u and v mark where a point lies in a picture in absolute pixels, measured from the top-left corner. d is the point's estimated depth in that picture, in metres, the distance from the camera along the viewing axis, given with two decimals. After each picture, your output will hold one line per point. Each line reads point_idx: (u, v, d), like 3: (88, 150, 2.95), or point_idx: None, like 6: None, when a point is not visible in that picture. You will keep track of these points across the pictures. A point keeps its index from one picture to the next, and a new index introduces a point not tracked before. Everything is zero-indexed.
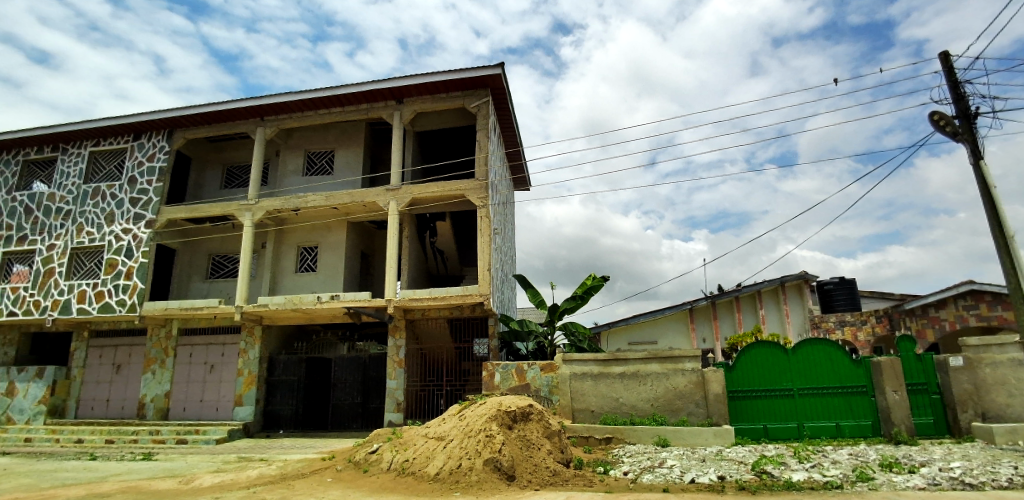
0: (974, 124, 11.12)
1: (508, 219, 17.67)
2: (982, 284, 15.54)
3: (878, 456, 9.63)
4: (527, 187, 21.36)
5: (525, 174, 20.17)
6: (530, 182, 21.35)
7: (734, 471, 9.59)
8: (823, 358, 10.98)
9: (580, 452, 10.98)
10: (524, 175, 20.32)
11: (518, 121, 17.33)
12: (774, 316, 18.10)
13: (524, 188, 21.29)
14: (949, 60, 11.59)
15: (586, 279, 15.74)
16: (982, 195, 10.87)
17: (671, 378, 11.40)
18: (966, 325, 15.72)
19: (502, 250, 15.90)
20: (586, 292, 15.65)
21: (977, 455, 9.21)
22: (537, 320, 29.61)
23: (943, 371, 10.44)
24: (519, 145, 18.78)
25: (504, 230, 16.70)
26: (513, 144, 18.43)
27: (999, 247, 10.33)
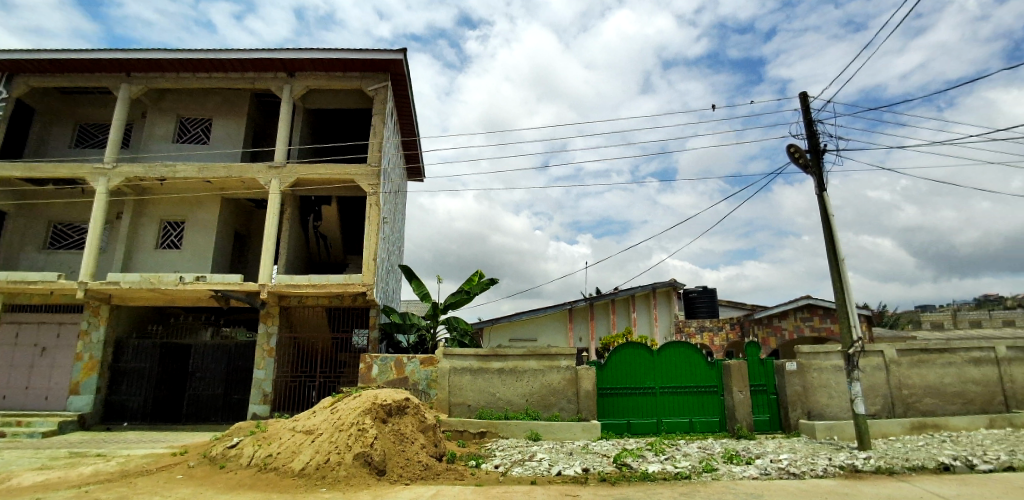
0: (821, 159, 12.57)
1: (399, 209, 17.26)
2: (817, 299, 17.68)
3: (722, 449, 10.70)
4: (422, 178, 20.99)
5: (421, 164, 19.80)
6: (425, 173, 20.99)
7: (599, 463, 10.30)
8: (682, 359, 11.90)
9: (453, 446, 11.06)
10: (420, 165, 19.96)
11: (417, 110, 17.03)
12: (644, 319, 19.36)
13: (418, 179, 20.89)
14: (807, 100, 13.00)
15: (473, 276, 15.78)
16: (822, 221, 12.30)
17: (546, 374, 11.77)
18: (801, 334, 17.84)
19: (390, 239, 15.44)
20: (471, 288, 15.73)
21: (801, 448, 10.50)
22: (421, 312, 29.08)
23: (779, 374, 11.70)
24: (416, 135, 18.46)
25: (394, 219, 16.27)
26: (411, 133, 18.07)
27: (831, 267, 11.30)
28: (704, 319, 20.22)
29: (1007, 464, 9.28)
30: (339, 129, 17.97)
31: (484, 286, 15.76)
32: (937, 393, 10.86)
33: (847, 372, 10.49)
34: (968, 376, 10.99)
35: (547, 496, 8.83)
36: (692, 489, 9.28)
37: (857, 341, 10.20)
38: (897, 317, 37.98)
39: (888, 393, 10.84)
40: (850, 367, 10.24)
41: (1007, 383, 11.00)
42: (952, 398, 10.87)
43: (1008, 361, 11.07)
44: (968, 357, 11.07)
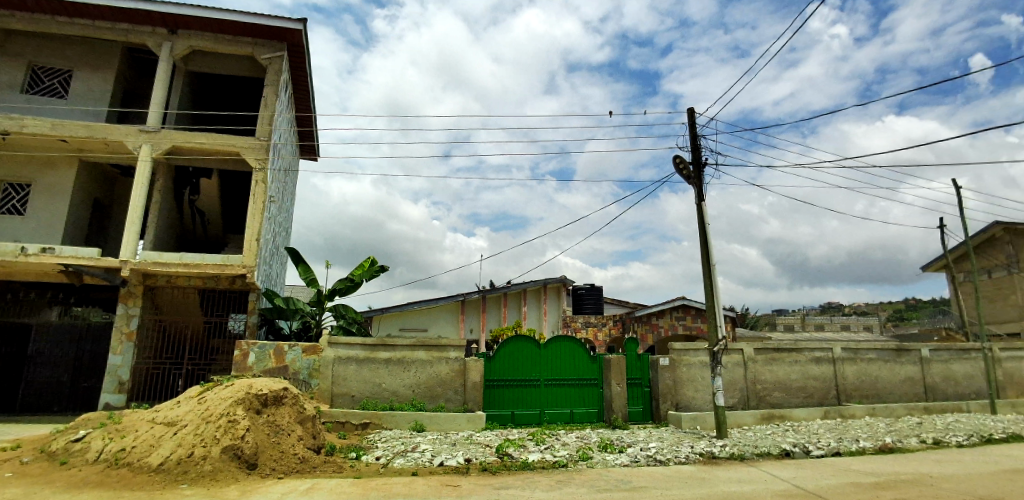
0: (702, 171, 13.58)
1: (288, 188, 16.30)
2: (690, 301, 19.22)
3: (598, 438, 11.38)
4: (315, 157, 19.75)
5: (315, 143, 18.68)
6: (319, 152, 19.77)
7: (481, 454, 10.51)
8: (566, 352, 12.43)
9: (333, 438, 10.79)
10: (314, 143, 18.80)
11: (315, 85, 16.19)
12: (534, 313, 19.93)
13: (311, 157, 19.62)
14: (694, 116, 13.93)
15: (365, 261, 15.42)
16: (699, 229, 13.30)
17: (435, 365, 11.98)
18: (675, 332, 19.28)
19: (276, 220, 14.58)
20: (362, 275, 15.34)
21: (668, 437, 11.35)
22: (305, 299, 27.63)
23: (653, 369, 12.56)
24: (312, 111, 17.53)
25: (283, 198, 15.34)
26: (308, 109, 17.15)
27: (704, 272, 12.22)
28: (589, 315, 21.17)
29: (835, 449, 10.63)
30: (227, 96, 16.63)
31: (374, 273, 15.44)
32: (783, 387, 12.19)
33: (711, 367, 11.34)
34: (809, 373, 12.44)
35: (426, 487, 8.82)
36: (567, 477, 9.69)
37: (721, 340, 11.03)
38: (756, 319, 42.31)
39: (745, 387, 11.99)
40: (714, 364, 11.06)
41: (840, 379, 12.61)
42: (796, 391, 12.26)
43: (842, 360, 12.67)
44: (812, 357, 12.52)
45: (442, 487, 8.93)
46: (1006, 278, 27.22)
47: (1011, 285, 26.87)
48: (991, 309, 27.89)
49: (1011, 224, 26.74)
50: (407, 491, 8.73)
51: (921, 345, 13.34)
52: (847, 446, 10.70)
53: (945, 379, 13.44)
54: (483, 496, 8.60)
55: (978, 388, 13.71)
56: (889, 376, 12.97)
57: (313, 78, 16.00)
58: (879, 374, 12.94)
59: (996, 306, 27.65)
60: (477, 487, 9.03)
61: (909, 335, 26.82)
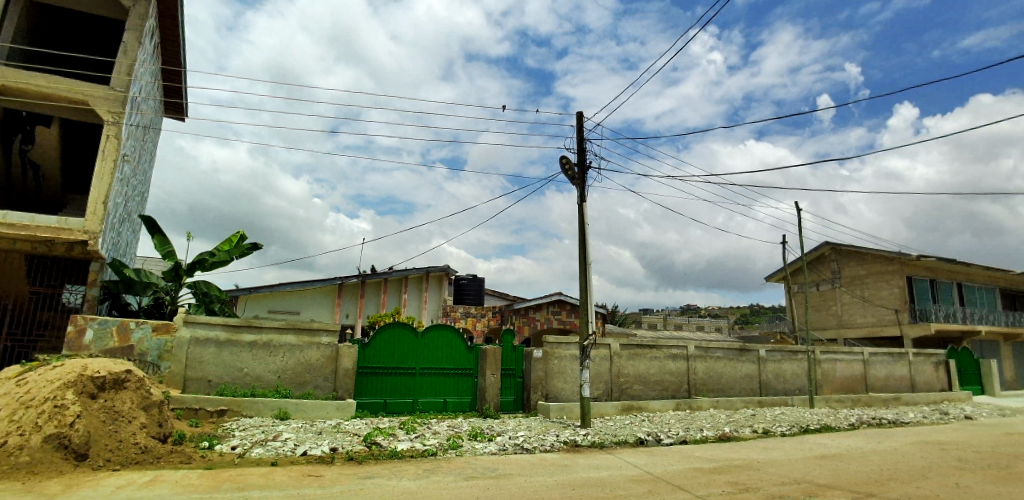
0: (586, 174, 14.21)
1: (147, 148, 14.70)
2: (567, 296, 20.10)
3: (469, 427, 11.68)
4: (182, 117, 17.86)
5: (184, 101, 17.00)
6: (187, 113, 17.93)
7: (348, 443, 10.25)
8: (443, 341, 12.80)
9: (182, 426, 9.95)
10: (182, 102, 17.07)
11: (186, 37, 14.76)
12: (414, 301, 19.87)
13: (177, 116, 17.74)
14: (581, 119, 14.53)
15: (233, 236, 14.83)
16: (579, 228, 13.90)
17: (304, 351, 11.63)
18: (550, 325, 20.14)
19: (129, 183, 13.13)
20: (230, 250, 14.35)
21: (536, 426, 11.88)
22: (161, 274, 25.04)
23: (526, 361, 13.12)
24: (182, 66, 15.96)
25: (139, 159, 13.82)
26: (177, 62, 15.59)
27: (581, 270, 12.77)
28: (470, 306, 21.49)
29: (682, 438, 11.67)
30: (78, 33, 14.63)
31: (244, 251, 14.59)
32: (643, 380, 13.19)
33: (580, 360, 11.94)
34: (666, 368, 13.57)
35: (286, 478, 8.40)
36: (435, 466, 9.72)
37: (591, 334, 11.63)
38: (626, 318, 45.40)
39: (609, 380, 12.79)
40: (583, 357, 11.62)
41: (691, 374, 13.89)
42: (654, 385, 13.31)
43: (694, 358, 13.96)
44: (669, 353, 13.66)
45: (303, 478, 8.56)
46: (830, 291, 31.71)
47: (833, 298, 31.35)
48: (817, 316, 32.29)
49: (838, 245, 31.19)
50: (264, 482, 8.25)
51: (759, 346, 15.08)
52: (693, 435, 11.79)
53: (776, 376, 15.31)
54: (347, 484, 8.38)
55: (800, 385, 15.78)
56: (731, 373, 14.52)
57: (185, 29, 14.59)
58: (723, 371, 14.45)
59: (820, 314, 32.11)
60: (341, 476, 8.76)
61: (753, 338, 30.28)
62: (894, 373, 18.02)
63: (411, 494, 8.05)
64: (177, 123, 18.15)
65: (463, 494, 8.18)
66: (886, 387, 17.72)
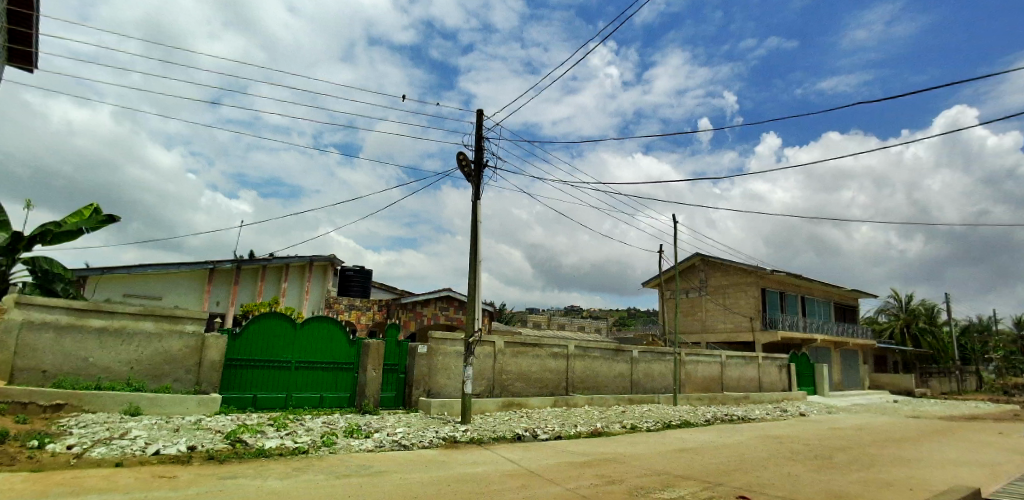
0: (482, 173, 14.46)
1: None
2: (455, 293, 20.58)
3: (345, 424, 11.32)
4: (32, 68, 15.42)
5: (34, 50, 14.71)
6: (38, 64, 15.51)
7: (208, 441, 9.45)
8: (323, 334, 12.52)
9: (8, 423, 8.43)
10: (32, 50, 14.76)
11: None
12: (295, 292, 19.24)
13: (24, 66, 15.29)
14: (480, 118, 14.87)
15: (81, 210, 13.73)
16: (471, 226, 14.04)
17: (165, 340, 10.61)
18: (436, 321, 20.39)
19: None
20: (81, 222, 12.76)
21: (415, 422, 11.82)
22: None
23: (409, 356, 13.16)
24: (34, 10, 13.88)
25: None
26: None
27: (470, 267, 12.90)
28: (355, 298, 20.93)
29: (557, 433, 12.15)
30: None
31: (99, 222, 13.02)
32: (524, 378, 13.59)
33: (464, 357, 12.01)
34: (547, 366, 14.08)
35: (132, 479, 7.55)
36: (306, 464, 9.24)
37: (476, 331, 11.78)
38: (514, 317, 46.59)
39: (492, 376, 13.05)
40: (467, 353, 11.71)
41: (569, 372, 14.53)
42: (534, 382, 13.77)
43: (574, 356, 14.62)
44: (551, 352, 14.18)
45: (153, 479, 7.74)
46: (697, 298, 34.70)
47: (699, 304, 34.37)
48: (685, 321, 35.06)
49: (707, 257, 34.35)
50: (104, 485, 7.34)
51: (633, 347, 16.11)
52: (568, 430, 12.33)
53: (645, 375, 16.45)
54: (204, 486, 7.68)
55: (666, 384, 17.09)
56: (606, 372, 15.39)
57: None
58: (599, 370, 15.27)
59: (687, 319, 34.94)
60: (196, 477, 8.04)
61: (628, 339, 32.76)
62: (745, 375, 20.13)
63: (275, 494, 7.55)
64: (23, 74, 15.67)
65: (333, 492, 7.84)
66: (738, 386, 19.74)
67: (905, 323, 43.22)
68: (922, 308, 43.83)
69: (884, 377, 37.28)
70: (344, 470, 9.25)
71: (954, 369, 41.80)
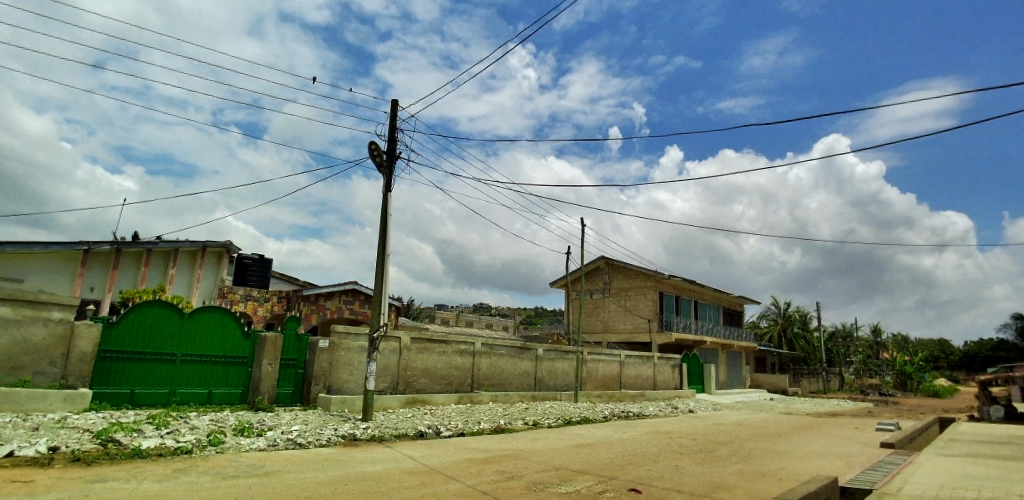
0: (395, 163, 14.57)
1: None
2: (361, 286, 19.83)
3: (235, 422, 10.62)
4: None
5: None
6: None
7: (73, 441, 8.49)
8: (213, 326, 11.73)
9: None
10: None
11: None
12: (184, 279, 18.05)
13: None
14: (395, 108, 15.12)
15: None
16: (381, 217, 13.97)
17: (26, 328, 9.37)
18: (340, 315, 19.67)
19: None
20: None
21: (313, 420, 11.35)
22: None
23: (309, 351, 12.67)
24: None
25: None
26: None
27: (377, 259, 12.72)
28: (252, 288, 19.97)
29: (460, 430, 12.14)
30: None
31: None
32: (429, 374, 13.54)
33: (368, 353, 11.69)
34: (452, 363, 14.13)
35: None
36: (188, 465, 8.52)
37: (382, 326, 11.51)
38: (422, 312, 46.19)
39: (396, 372, 12.87)
40: (370, 349, 11.41)
41: (475, 369, 14.69)
42: (439, 379, 13.75)
43: (480, 353, 14.79)
44: (457, 349, 14.26)
45: (3, 484, 6.79)
46: (600, 299, 36.16)
47: (603, 305, 35.92)
48: (590, 321, 36.34)
49: (611, 260, 36.00)
50: None
51: (538, 346, 16.56)
52: (471, 427, 12.37)
53: (549, 373, 16.95)
54: (66, 491, 6.83)
55: (568, 381, 17.66)
56: (511, 369, 15.69)
57: None
58: (504, 367, 15.54)
59: (590, 319, 36.33)
60: (58, 481, 7.14)
61: (533, 337, 33.58)
62: (641, 373, 21.30)
63: (152, 497, 6.89)
64: None
65: (219, 493, 7.30)
66: (634, 384, 20.83)
67: (782, 328, 47.79)
68: (797, 314, 48.69)
69: (764, 377, 40.95)
70: (233, 471, 8.66)
71: (820, 370, 46.84)
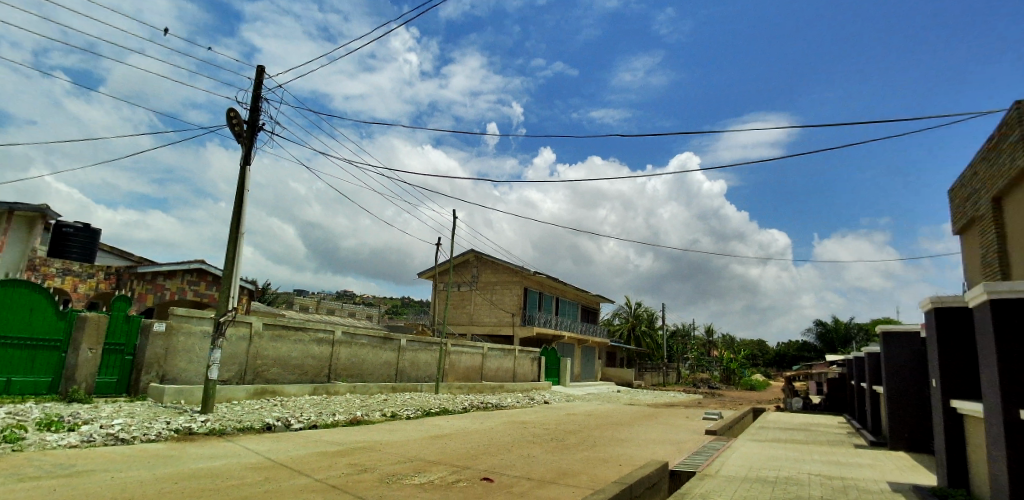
0: (255, 135, 13.64)
1: None
2: (208, 266, 18.33)
3: (40, 415, 9.12)
4: None
5: None
6: None
7: None
8: (18, 302, 9.94)
9: None
10: None
11: None
12: None
13: None
14: (260, 75, 14.03)
15: None
16: (236, 192, 12.96)
17: None
18: (181, 297, 17.89)
19: None
20: None
21: (141, 412, 10.14)
22: None
23: (142, 335, 11.31)
24: None
25: None
26: None
27: (230, 238, 11.76)
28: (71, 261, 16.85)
29: (312, 422, 11.67)
30: None
31: None
32: (282, 363, 12.93)
33: (213, 338, 10.74)
34: (309, 352, 13.66)
35: None
36: None
37: (230, 310, 10.67)
38: (279, 297, 43.18)
39: (244, 361, 12.11)
40: (215, 335, 10.51)
41: (334, 359, 14.34)
42: (292, 368, 13.19)
43: (339, 343, 14.47)
44: (315, 337, 13.84)
45: None
46: (466, 292, 36.78)
47: (469, 298, 36.54)
48: (454, 313, 36.90)
49: (479, 253, 36.72)
50: None
51: (401, 336, 16.63)
52: (324, 419, 11.95)
53: (411, 364, 17.05)
54: None
55: (430, 372, 17.86)
56: (372, 359, 15.57)
57: None
58: (365, 357, 15.37)
59: (455, 311, 36.84)
60: None
61: (397, 327, 33.33)
62: (502, 366, 22.13)
63: None
64: None
65: None
66: (494, 376, 21.56)
67: (631, 326, 52.53)
68: (645, 313, 53.79)
69: (613, 371, 44.78)
70: (35, 472, 7.43)
71: (662, 364, 52.19)
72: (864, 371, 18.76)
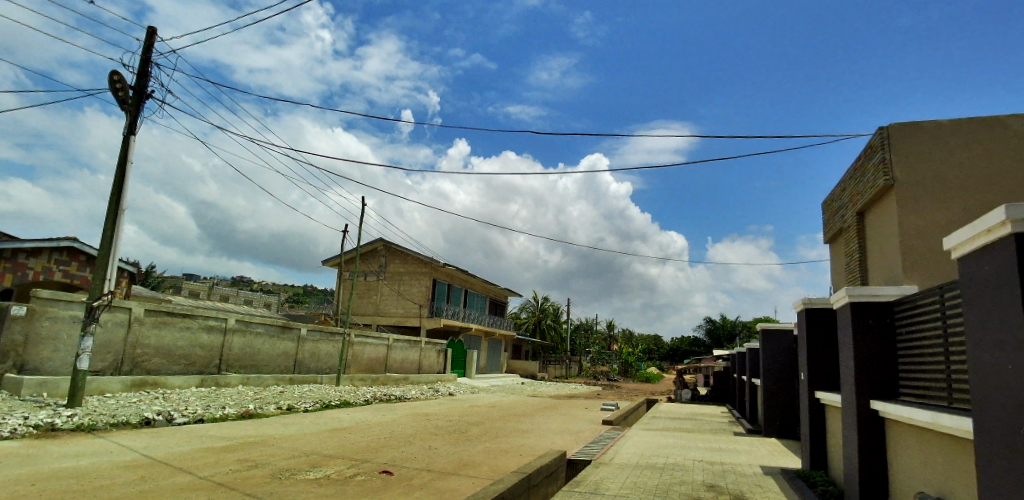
0: (142, 102, 12.44)
1: None
2: (82, 245, 16.51)
3: None
4: None
5: None
6: None
7: None
8: None
9: None
10: None
11: None
12: None
13: None
14: (152, 37, 12.83)
15: None
16: (117, 164, 11.78)
17: None
18: (47, 278, 15.95)
19: None
20: None
21: None
22: None
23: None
24: None
25: None
26: None
27: (108, 214, 10.66)
28: None
29: (198, 416, 10.98)
30: None
31: None
32: (164, 353, 12.01)
33: (83, 324, 9.76)
34: (197, 341, 12.81)
35: None
36: None
37: (105, 295, 9.74)
38: (165, 281, 39.69)
39: (121, 350, 11.16)
40: (86, 320, 9.56)
41: (225, 350, 13.52)
42: (177, 359, 12.29)
43: (232, 331, 13.68)
44: (203, 325, 12.98)
45: None
46: (373, 282, 35.99)
47: (376, 288, 35.80)
48: (359, 302, 36.03)
49: (388, 242, 36.01)
50: None
51: (300, 326, 16.05)
52: (212, 412, 11.29)
53: (311, 355, 16.52)
54: None
55: (331, 364, 17.43)
56: (269, 350, 14.91)
57: None
58: (260, 347, 14.68)
59: (361, 301, 35.94)
60: None
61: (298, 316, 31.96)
62: (408, 357, 22.04)
63: None
64: None
65: None
66: (400, 368, 21.44)
67: (536, 321, 54.30)
68: (551, 308, 55.67)
69: (518, 363, 45.97)
70: None
71: (566, 358, 54.35)
72: (744, 365, 20.85)
